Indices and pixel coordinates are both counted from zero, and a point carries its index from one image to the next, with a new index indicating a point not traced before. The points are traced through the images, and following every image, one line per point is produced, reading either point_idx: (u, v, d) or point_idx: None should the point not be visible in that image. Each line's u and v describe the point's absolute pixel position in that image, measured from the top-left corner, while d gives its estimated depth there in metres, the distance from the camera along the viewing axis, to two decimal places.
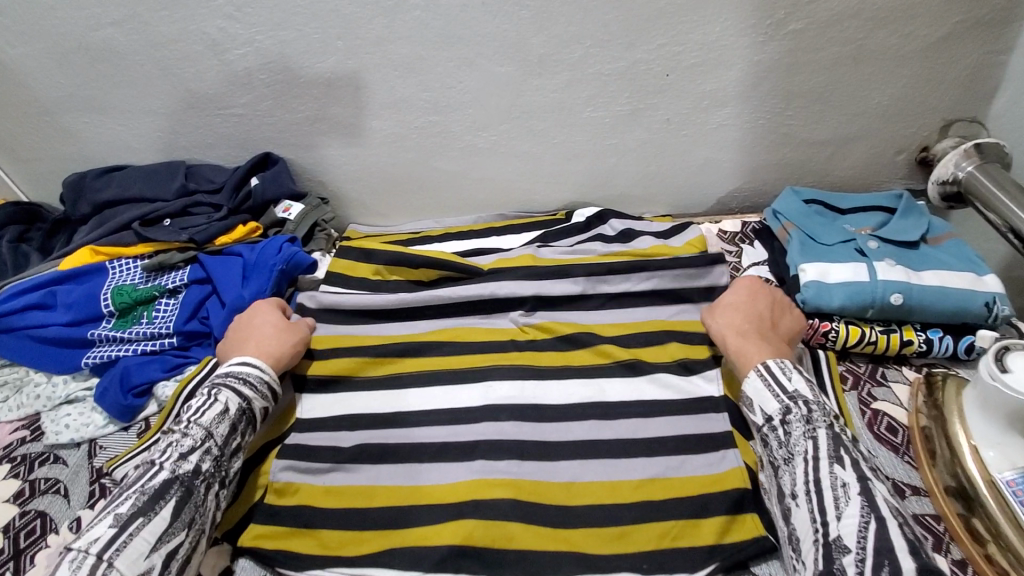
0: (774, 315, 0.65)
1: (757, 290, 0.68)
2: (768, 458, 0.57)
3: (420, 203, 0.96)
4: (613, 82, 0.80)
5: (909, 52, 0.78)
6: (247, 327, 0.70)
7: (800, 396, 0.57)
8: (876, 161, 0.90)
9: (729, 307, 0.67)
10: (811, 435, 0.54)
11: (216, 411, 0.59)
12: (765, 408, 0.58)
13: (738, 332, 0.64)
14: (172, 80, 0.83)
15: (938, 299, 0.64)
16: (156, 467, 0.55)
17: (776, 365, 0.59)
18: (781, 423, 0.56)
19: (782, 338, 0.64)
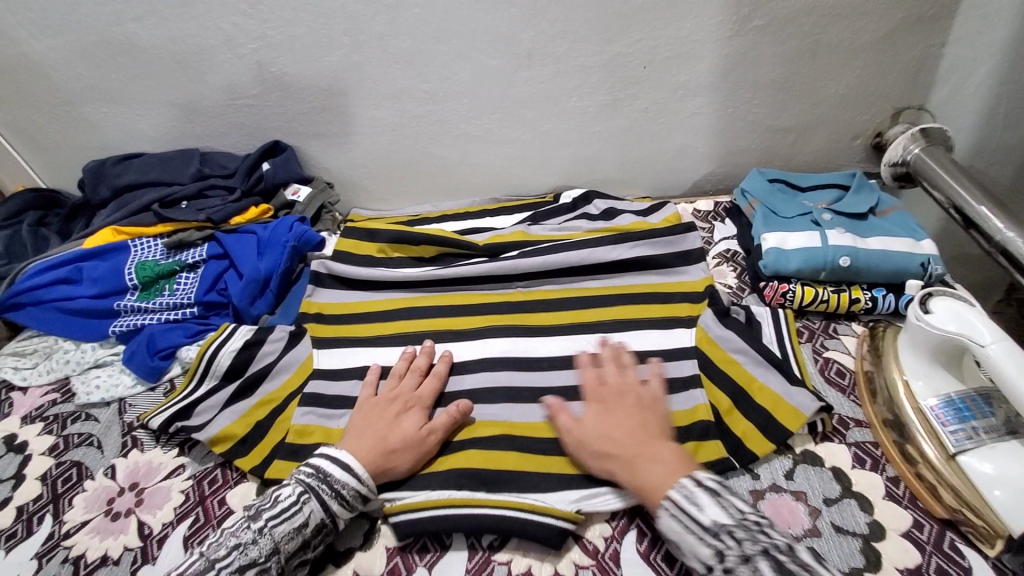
0: (642, 422, 0.60)
1: (618, 391, 0.63)
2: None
3: (418, 187, 1.03)
4: (595, 73, 0.88)
5: (860, 45, 0.87)
6: (362, 423, 0.64)
7: (718, 525, 0.49)
8: (836, 145, 0.99)
9: (592, 441, 0.60)
10: (758, 573, 0.46)
11: (293, 525, 0.56)
12: (699, 557, 0.49)
13: (624, 455, 0.57)
14: (188, 73, 0.89)
15: (881, 261, 0.73)
16: (212, 572, 0.52)
17: (680, 493, 0.52)
18: (724, 571, 0.47)
19: (656, 440, 0.58)
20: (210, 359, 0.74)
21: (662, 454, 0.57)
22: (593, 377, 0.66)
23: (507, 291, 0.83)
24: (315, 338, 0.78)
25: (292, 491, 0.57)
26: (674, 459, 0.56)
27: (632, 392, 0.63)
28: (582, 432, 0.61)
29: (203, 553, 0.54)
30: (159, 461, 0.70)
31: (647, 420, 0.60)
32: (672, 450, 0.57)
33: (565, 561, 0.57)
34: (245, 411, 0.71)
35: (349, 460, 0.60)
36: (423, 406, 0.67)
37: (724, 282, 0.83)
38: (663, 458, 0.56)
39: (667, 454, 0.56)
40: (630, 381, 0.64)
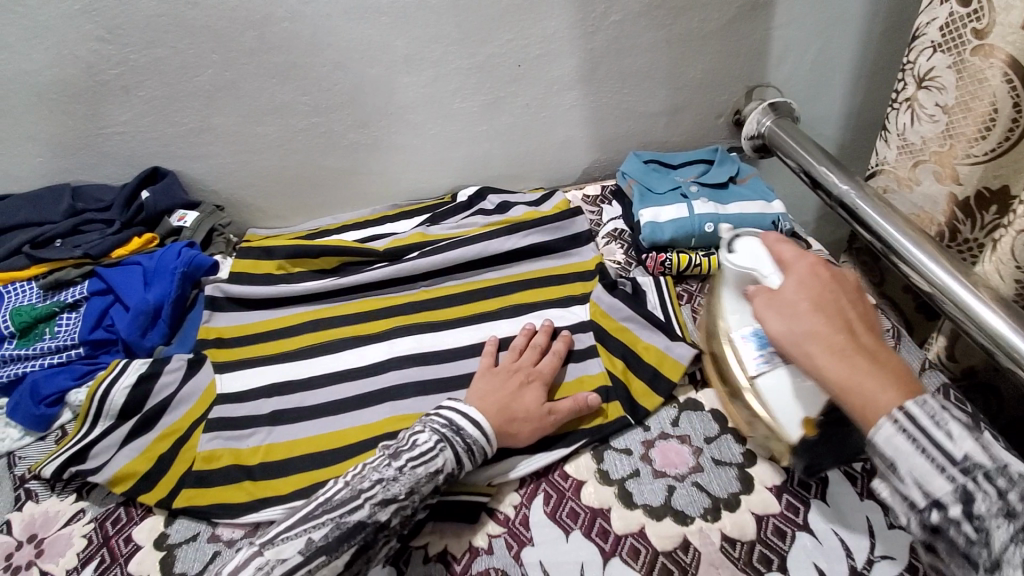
0: (857, 314, 0.54)
1: (832, 279, 0.57)
2: (940, 544, 0.43)
3: (315, 201, 1.03)
4: (473, 74, 0.92)
5: (708, 32, 0.96)
6: (484, 390, 0.66)
7: (974, 466, 0.42)
8: (704, 124, 1.08)
9: (815, 306, 0.54)
10: (1023, 538, 0.40)
11: (430, 469, 0.56)
12: (928, 488, 0.43)
13: (839, 346, 0.51)
14: (46, 105, 0.85)
15: (739, 224, 0.82)
16: (359, 501, 0.54)
17: (924, 410, 0.45)
18: (959, 515, 0.42)
19: (870, 339, 0.52)
20: (101, 399, 0.71)
21: (890, 362, 0.50)
22: (800, 258, 0.59)
23: (412, 292, 0.86)
24: (216, 363, 0.77)
25: (434, 435, 0.59)
26: (899, 368, 0.49)
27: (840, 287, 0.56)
28: (797, 299, 0.55)
29: (347, 481, 0.56)
30: (56, 509, 0.66)
31: (849, 327, 0.52)
32: (895, 359, 0.51)
33: (480, 533, 0.60)
34: (146, 446, 0.69)
35: (461, 418, 0.61)
36: (545, 380, 0.68)
37: (613, 259, 0.89)
38: (882, 375, 0.48)
39: (882, 375, 0.48)
40: (815, 270, 0.57)
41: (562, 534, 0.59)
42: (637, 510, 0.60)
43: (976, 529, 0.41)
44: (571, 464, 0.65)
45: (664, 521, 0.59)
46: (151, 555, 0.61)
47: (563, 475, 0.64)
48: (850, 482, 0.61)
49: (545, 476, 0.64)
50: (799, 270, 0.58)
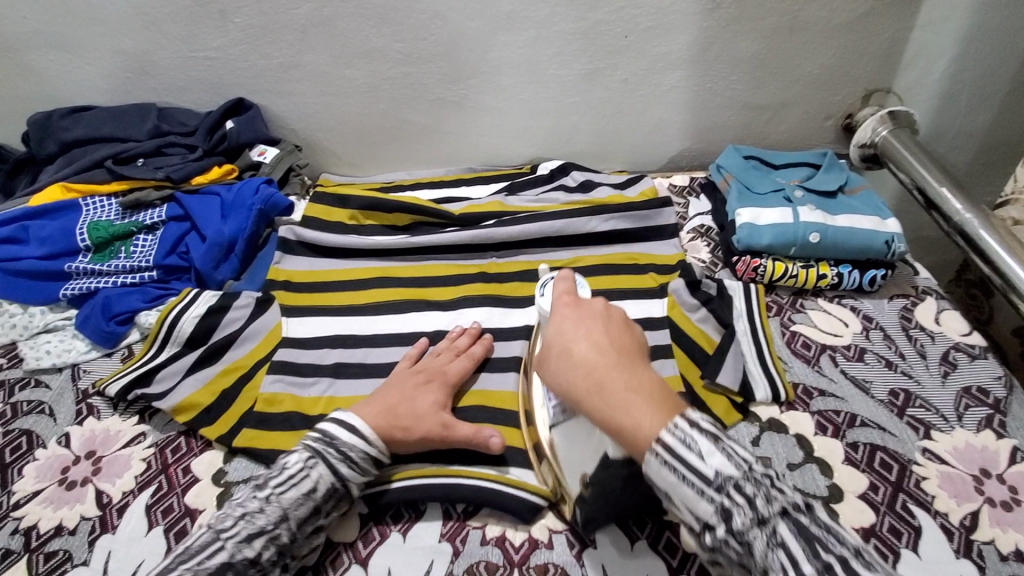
0: (615, 339, 0.50)
1: (576, 319, 0.52)
2: (729, 566, 0.42)
3: (390, 154, 1.00)
4: (575, 40, 0.86)
5: (838, 25, 0.87)
6: (379, 393, 0.62)
7: (724, 479, 0.41)
8: (809, 125, 1.00)
9: (561, 352, 0.50)
10: (773, 539, 0.39)
11: (301, 490, 0.53)
12: (697, 513, 0.41)
13: (590, 381, 0.47)
14: (142, 19, 0.83)
15: (846, 239, 0.76)
16: (219, 542, 0.50)
17: (674, 437, 0.42)
18: (729, 534, 0.40)
19: (637, 370, 0.48)
20: (170, 325, 0.71)
21: (646, 382, 0.47)
22: (566, 303, 0.54)
23: (484, 262, 0.83)
24: (284, 306, 0.76)
25: (297, 457, 0.55)
26: (658, 394, 0.46)
27: (601, 315, 0.52)
28: (559, 339, 0.50)
29: (210, 524, 0.52)
30: (117, 429, 0.67)
31: (616, 356, 0.48)
32: (656, 383, 0.47)
33: (539, 525, 0.58)
34: (210, 379, 0.68)
35: (346, 417, 0.58)
36: (446, 382, 0.64)
37: (697, 256, 0.84)
38: (641, 390, 0.46)
39: (652, 392, 0.46)
40: (588, 312, 0.52)
41: (625, 540, 0.56)
42: None
43: (751, 547, 0.40)
44: None
45: None
46: (207, 489, 0.61)
47: None
48: (945, 536, 0.56)
49: None
50: (559, 310, 0.53)
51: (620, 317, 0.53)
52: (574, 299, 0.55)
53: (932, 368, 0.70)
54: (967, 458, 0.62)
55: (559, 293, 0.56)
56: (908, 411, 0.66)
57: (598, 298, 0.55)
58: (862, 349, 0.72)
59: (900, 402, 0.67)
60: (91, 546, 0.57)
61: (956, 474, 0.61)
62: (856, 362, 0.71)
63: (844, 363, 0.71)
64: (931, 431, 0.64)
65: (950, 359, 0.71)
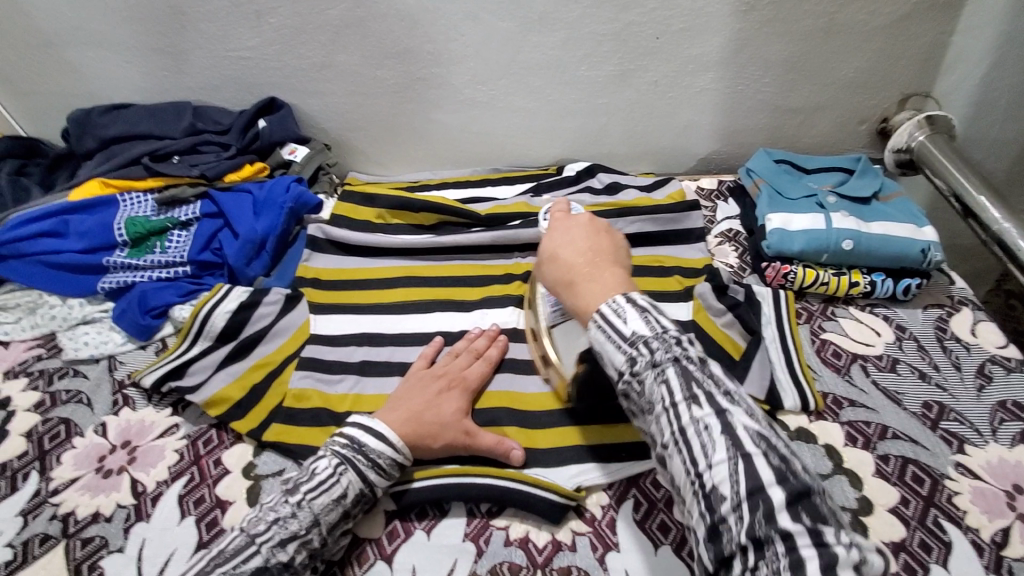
0: (594, 243, 0.54)
1: (563, 228, 0.56)
2: (636, 410, 0.47)
3: (416, 154, 1.01)
4: (605, 42, 0.86)
5: (876, 27, 0.85)
6: (400, 399, 0.62)
7: (638, 337, 0.45)
8: (842, 129, 0.98)
9: (549, 259, 0.54)
10: (661, 378, 0.44)
11: (332, 496, 0.54)
12: (614, 363, 0.46)
13: (566, 277, 0.53)
14: (180, 20, 0.85)
15: (881, 247, 0.75)
16: (254, 548, 0.50)
17: (610, 309, 0.47)
18: (632, 375, 0.45)
19: (605, 267, 0.52)
20: (203, 319, 0.72)
21: (614, 275, 0.51)
22: (557, 216, 0.58)
23: (509, 263, 0.83)
24: (312, 304, 0.77)
25: (327, 463, 0.55)
26: (617, 279, 0.50)
27: (586, 221, 0.56)
28: (548, 246, 0.55)
29: (243, 527, 0.52)
30: (152, 419, 0.69)
31: (591, 254, 0.53)
32: (620, 276, 0.51)
33: (564, 528, 0.58)
34: (241, 374, 0.70)
35: (370, 424, 0.58)
36: (467, 389, 0.65)
37: (725, 261, 0.83)
38: (607, 279, 0.50)
39: (618, 278, 0.51)
40: (577, 224, 0.56)
41: (649, 546, 0.56)
42: None
43: (643, 382, 0.45)
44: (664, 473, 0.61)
45: None
46: (238, 481, 0.63)
47: (655, 483, 0.61)
48: (976, 552, 0.55)
49: (636, 482, 0.61)
50: (551, 222, 0.58)
51: (602, 227, 0.56)
52: (565, 213, 0.59)
53: (967, 380, 0.68)
54: (1000, 473, 0.61)
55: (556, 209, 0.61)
56: (941, 424, 0.65)
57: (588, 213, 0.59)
58: (894, 359, 0.71)
59: (933, 415, 0.65)
60: (126, 534, 0.59)
61: (989, 489, 0.59)
62: (887, 372, 0.70)
63: (876, 373, 0.70)
64: (964, 445, 0.63)
65: (985, 371, 0.69)
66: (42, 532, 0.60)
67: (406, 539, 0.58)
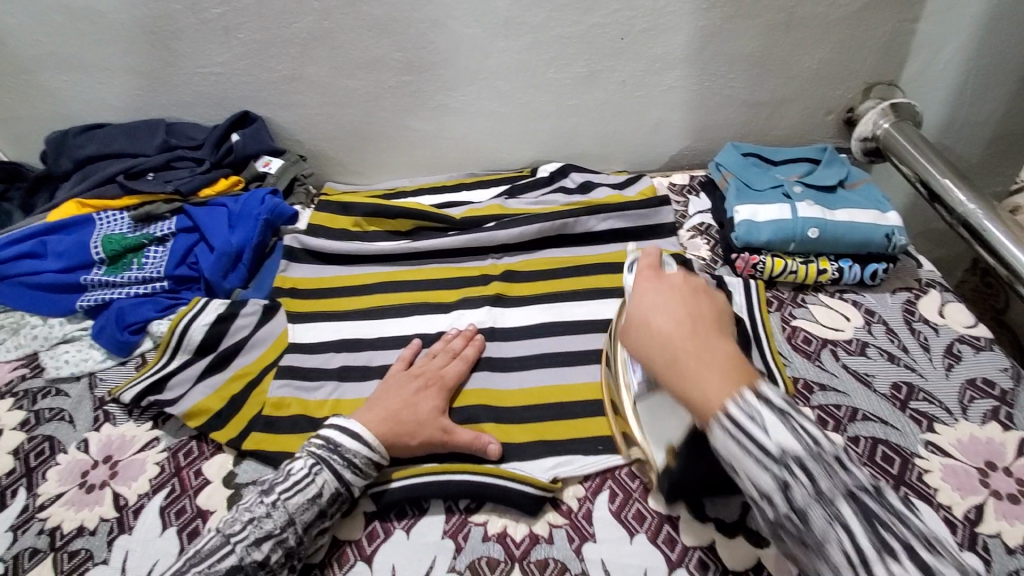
0: (693, 308, 0.50)
1: (651, 289, 0.53)
2: (789, 540, 0.42)
3: (392, 162, 1.02)
4: (572, 44, 0.87)
5: (836, 19, 0.87)
6: (379, 399, 0.63)
7: (793, 457, 0.41)
8: (809, 121, 0.99)
9: (639, 323, 0.51)
10: (834, 516, 0.39)
11: (306, 495, 0.55)
12: (757, 483, 0.42)
13: (669, 352, 0.48)
14: (150, 38, 0.86)
15: (846, 234, 0.76)
16: (229, 547, 0.52)
17: (738, 408, 0.42)
18: (790, 508, 0.40)
19: (709, 336, 0.48)
20: (181, 332, 0.73)
21: (720, 348, 0.47)
22: (645, 271, 0.56)
23: (485, 264, 0.84)
24: (289, 313, 0.78)
25: (303, 464, 0.57)
26: (730, 358, 0.46)
27: (677, 282, 0.53)
28: (637, 311, 0.52)
29: (219, 529, 0.53)
30: (133, 434, 0.69)
31: (692, 321, 0.49)
32: (733, 351, 0.47)
33: (541, 521, 0.59)
34: (220, 385, 0.71)
35: (348, 424, 0.59)
36: (444, 387, 0.66)
37: (697, 254, 0.85)
38: (717, 357, 0.46)
39: (727, 348, 0.47)
40: (673, 286, 0.53)
41: (625, 536, 0.57)
42: (708, 524, 0.57)
43: (809, 518, 0.40)
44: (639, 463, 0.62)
45: (737, 539, 0.55)
46: (219, 490, 0.63)
47: (631, 474, 0.62)
48: (949, 529, 0.56)
49: (611, 473, 0.62)
50: (638, 279, 0.55)
51: (697, 286, 0.53)
52: (654, 272, 0.55)
53: (936, 360, 0.70)
54: (971, 450, 0.62)
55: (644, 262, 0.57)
56: (911, 404, 0.66)
57: (680, 270, 0.56)
58: (863, 343, 0.72)
59: (903, 396, 0.67)
60: (110, 546, 0.59)
61: (960, 466, 0.61)
62: (858, 355, 0.71)
63: (846, 357, 0.71)
64: (934, 424, 0.64)
65: (954, 350, 0.71)
66: (30, 547, 0.60)
67: (386, 536, 0.58)
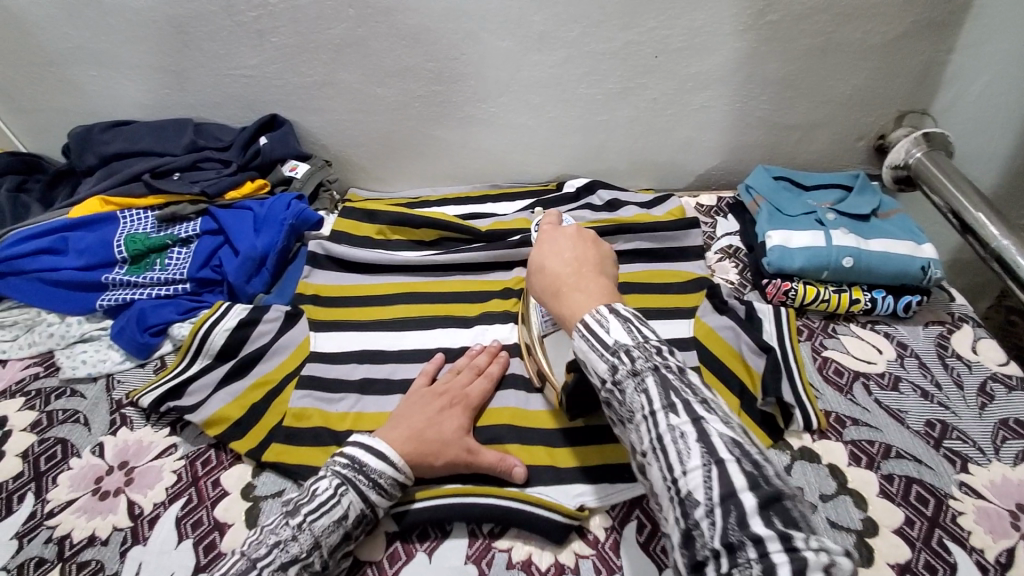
0: (581, 253, 0.56)
1: (548, 239, 0.58)
2: (619, 416, 0.47)
3: (417, 170, 1.01)
4: (605, 60, 0.87)
5: (873, 45, 0.86)
6: (402, 416, 0.62)
7: (620, 346, 0.46)
8: (839, 146, 0.98)
9: (536, 268, 0.56)
10: (643, 388, 0.44)
11: (333, 517, 0.53)
12: (597, 370, 0.47)
13: (554, 287, 0.53)
14: (183, 38, 0.85)
15: (881, 264, 0.75)
16: (256, 573, 0.49)
17: (593, 317, 0.48)
18: (614, 384, 0.46)
19: (589, 277, 0.53)
20: (203, 337, 0.72)
21: (597, 283, 0.52)
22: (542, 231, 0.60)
23: (510, 278, 0.83)
24: (312, 321, 0.77)
25: (328, 484, 0.55)
26: (602, 291, 0.51)
27: (572, 233, 0.58)
28: (536, 257, 0.57)
29: (244, 551, 0.51)
30: (149, 440, 0.68)
31: (580, 265, 0.54)
32: (606, 286, 0.52)
33: (567, 551, 0.57)
34: (241, 393, 0.69)
35: (371, 443, 0.58)
36: (469, 406, 0.64)
37: (725, 278, 0.84)
38: (588, 289, 0.51)
39: (602, 285, 0.52)
40: (567, 236, 0.57)
41: (654, 570, 0.55)
42: None
43: (624, 391, 0.45)
44: None
45: None
46: (236, 503, 0.62)
47: (659, 504, 0.60)
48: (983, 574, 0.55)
49: (640, 503, 0.60)
50: (539, 236, 0.59)
51: (589, 237, 0.58)
52: (553, 229, 0.59)
53: (970, 399, 0.68)
54: (1006, 493, 0.60)
55: (541, 225, 0.62)
56: (945, 443, 0.64)
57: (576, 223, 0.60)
58: (896, 377, 0.71)
59: (936, 434, 0.65)
60: (122, 558, 0.58)
61: (994, 509, 0.59)
62: (890, 390, 0.69)
63: (879, 391, 0.69)
64: (968, 464, 0.63)
65: (987, 389, 0.69)
66: (37, 556, 0.59)
67: (408, 558, 0.57)
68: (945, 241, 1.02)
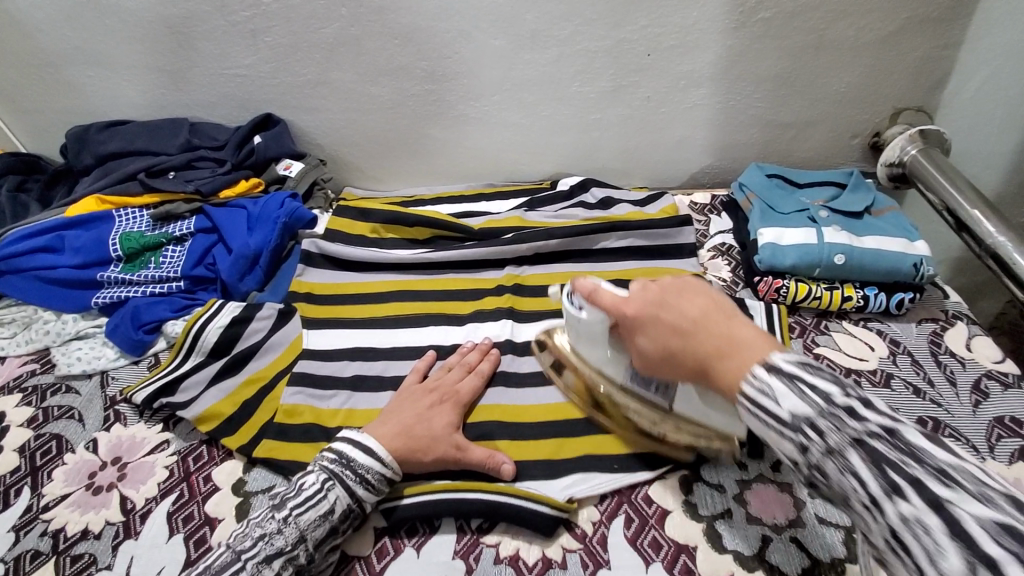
0: (685, 308, 0.50)
1: (638, 319, 0.53)
2: (831, 497, 0.41)
3: (412, 169, 1.01)
4: (597, 58, 0.87)
5: (866, 42, 0.86)
6: (392, 412, 0.62)
7: (800, 418, 0.40)
8: (834, 143, 0.98)
9: (657, 357, 0.52)
10: (845, 466, 0.38)
11: (318, 512, 0.54)
12: (784, 450, 0.42)
13: (693, 365, 0.49)
14: (178, 38, 0.86)
15: (873, 261, 0.75)
16: (240, 565, 0.50)
17: (754, 390, 0.43)
18: (808, 464, 0.40)
19: (719, 331, 0.48)
20: (196, 334, 0.72)
21: (730, 334, 0.47)
22: (622, 312, 0.55)
23: (502, 275, 0.83)
24: (305, 318, 0.78)
25: (314, 479, 0.56)
26: (745, 341, 0.46)
27: (654, 292, 0.53)
28: (646, 344, 0.53)
29: (230, 544, 0.52)
30: (142, 435, 0.68)
31: (697, 324, 0.49)
32: (745, 329, 0.47)
33: (554, 545, 0.57)
34: (233, 390, 0.70)
35: (360, 438, 0.59)
36: (459, 403, 0.65)
37: (718, 275, 0.84)
38: (730, 348, 0.46)
39: (740, 333, 0.46)
40: (656, 299, 0.52)
41: (641, 565, 0.55)
42: (726, 556, 0.55)
43: (826, 472, 0.39)
44: (654, 489, 0.61)
45: (756, 573, 0.54)
46: (228, 498, 0.62)
47: (647, 499, 0.60)
48: None
49: (628, 498, 0.60)
50: (619, 317, 0.56)
51: (676, 284, 0.53)
52: (630, 296, 0.55)
53: (963, 396, 0.68)
54: None
55: (607, 299, 0.57)
56: (937, 440, 0.64)
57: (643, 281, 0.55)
58: (888, 374, 0.71)
59: (928, 431, 0.65)
60: (114, 551, 0.59)
61: None
62: (882, 387, 0.69)
63: (870, 388, 0.69)
64: None
65: (981, 387, 0.69)
66: (33, 549, 0.60)
67: (396, 553, 0.57)
68: (941, 239, 1.02)
